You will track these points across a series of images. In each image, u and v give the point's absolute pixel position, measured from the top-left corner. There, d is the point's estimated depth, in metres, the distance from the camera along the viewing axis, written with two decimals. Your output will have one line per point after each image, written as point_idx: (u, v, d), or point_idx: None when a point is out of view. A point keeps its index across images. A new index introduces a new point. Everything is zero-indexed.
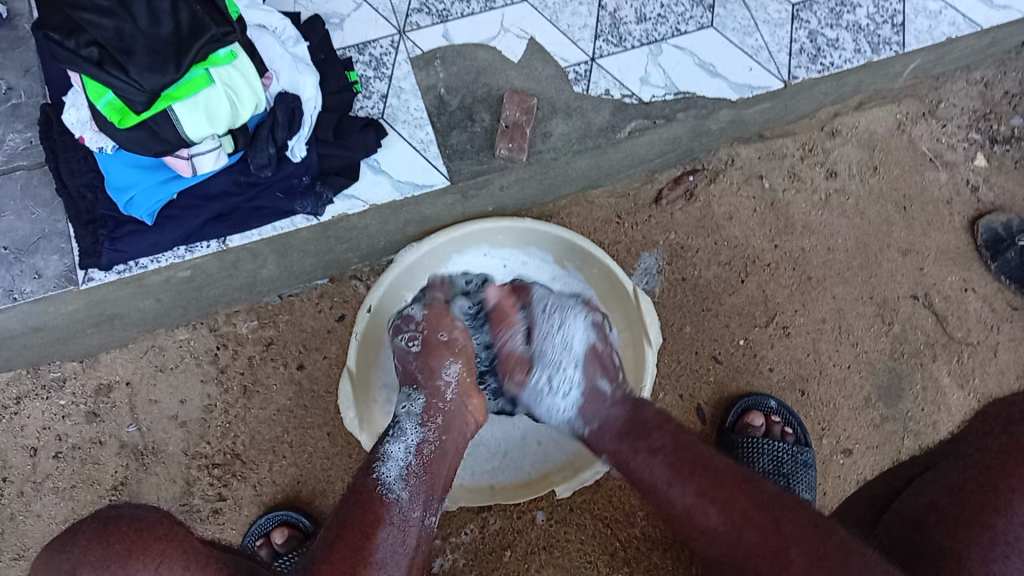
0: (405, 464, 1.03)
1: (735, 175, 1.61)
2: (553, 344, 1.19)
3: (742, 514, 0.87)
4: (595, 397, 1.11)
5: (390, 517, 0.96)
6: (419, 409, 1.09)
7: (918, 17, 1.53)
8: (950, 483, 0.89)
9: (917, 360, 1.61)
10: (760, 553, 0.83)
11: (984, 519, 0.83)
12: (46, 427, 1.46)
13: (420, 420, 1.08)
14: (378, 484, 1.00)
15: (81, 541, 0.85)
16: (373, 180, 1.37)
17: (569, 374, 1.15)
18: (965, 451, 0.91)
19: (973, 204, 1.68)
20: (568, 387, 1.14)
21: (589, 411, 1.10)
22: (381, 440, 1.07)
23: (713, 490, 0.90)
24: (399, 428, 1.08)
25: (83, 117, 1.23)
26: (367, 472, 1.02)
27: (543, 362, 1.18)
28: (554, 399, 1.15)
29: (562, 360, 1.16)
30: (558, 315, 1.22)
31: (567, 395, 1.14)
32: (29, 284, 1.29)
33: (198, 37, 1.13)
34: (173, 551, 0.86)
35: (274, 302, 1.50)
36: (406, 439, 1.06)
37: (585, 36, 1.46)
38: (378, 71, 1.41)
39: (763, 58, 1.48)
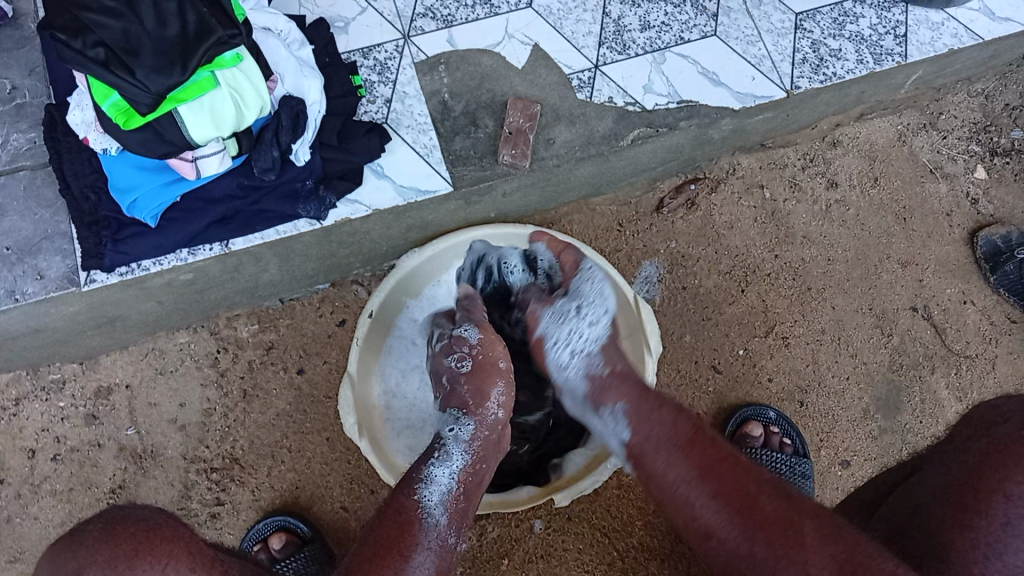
0: (446, 490, 1.02)
1: (736, 184, 1.61)
2: (594, 286, 1.16)
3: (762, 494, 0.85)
4: (615, 348, 1.10)
5: (427, 541, 0.95)
6: (468, 437, 1.09)
7: (921, 28, 1.55)
8: (935, 485, 0.88)
9: (916, 372, 1.61)
10: (775, 524, 0.82)
11: (967, 520, 0.82)
12: (45, 429, 1.46)
13: (468, 450, 1.08)
14: (420, 507, 0.99)
15: (87, 539, 0.85)
16: (376, 185, 1.37)
17: (599, 316, 1.13)
18: (950, 454, 0.91)
19: (973, 216, 1.68)
20: (595, 327, 1.11)
21: (611, 358, 1.08)
22: (425, 460, 1.05)
23: (731, 472, 0.88)
24: (445, 451, 1.07)
25: (88, 117, 1.24)
26: (409, 492, 1.00)
27: (577, 296, 1.15)
28: (575, 334, 1.11)
29: (597, 304, 1.14)
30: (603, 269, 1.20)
31: (590, 335, 1.11)
32: (32, 285, 1.28)
33: (204, 40, 1.14)
34: (180, 553, 0.87)
35: (275, 306, 1.50)
36: (453, 465, 1.05)
37: (589, 44, 1.46)
38: (382, 75, 1.41)
39: (766, 67, 1.48)
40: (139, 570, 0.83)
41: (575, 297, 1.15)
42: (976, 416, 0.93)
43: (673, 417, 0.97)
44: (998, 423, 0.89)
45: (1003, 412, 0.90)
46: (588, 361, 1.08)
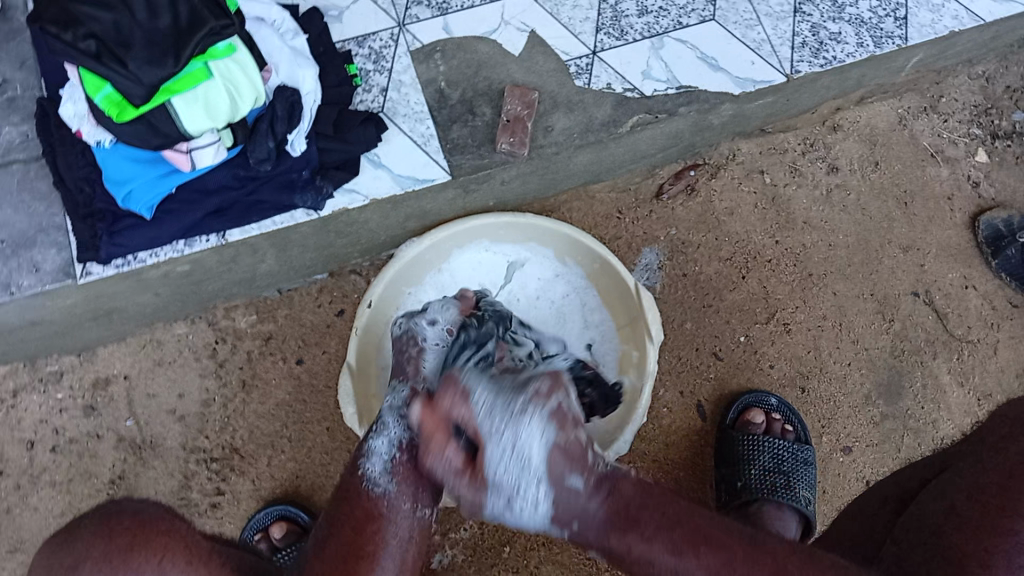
0: (389, 457, 1.00)
1: (736, 170, 1.61)
2: (505, 464, 0.92)
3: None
4: (569, 496, 0.90)
5: (383, 513, 0.95)
6: (402, 401, 1.07)
7: (921, 10, 1.53)
8: (971, 487, 0.89)
9: (917, 358, 1.61)
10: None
11: (1004, 525, 0.82)
12: (43, 421, 1.45)
13: (402, 409, 1.05)
14: (364, 481, 0.98)
15: (84, 535, 0.84)
16: (374, 175, 1.35)
17: (532, 490, 0.91)
18: (984, 456, 0.91)
19: (974, 200, 1.67)
20: (535, 502, 0.91)
21: (569, 518, 0.90)
22: (366, 435, 1.04)
23: (731, 566, 0.82)
24: (381, 422, 1.04)
25: (81, 110, 1.22)
26: (353, 470, 1.00)
27: (495, 490, 0.93)
28: (524, 515, 0.93)
29: (520, 480, 0.91)
30: (502, 428, 0.93)
31: (539, 512, 0.92)
32: (27, 278, 1.27)
33: (197, 31, 1.12)
34: (175, 547, 0.85)
35: (274, 296, 1.50)
36: (390, 432, 1.03)
37: (586, 30, 1.45)
38: (378, 64, 1.40)
39: (766, 52, 1.47)
40: (134, 565, 0.83)
41: (496, 490, 0.93)
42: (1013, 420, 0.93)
43: (658, 531, 0.85)
44: None
45: None
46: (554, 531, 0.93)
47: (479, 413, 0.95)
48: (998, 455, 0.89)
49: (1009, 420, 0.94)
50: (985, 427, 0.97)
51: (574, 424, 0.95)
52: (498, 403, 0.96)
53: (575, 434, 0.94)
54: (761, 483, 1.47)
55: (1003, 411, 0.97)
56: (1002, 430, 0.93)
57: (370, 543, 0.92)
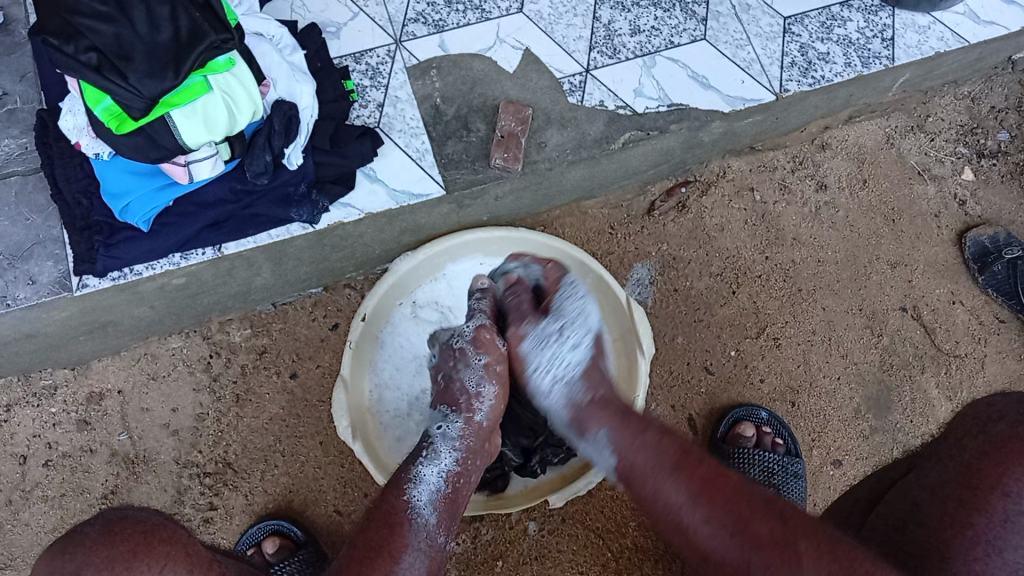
0: (436, 489, 1.05)
1: (726, 187, 1.63)
2: (574, 300, 1.10)
3: (749, 505, 0.87)
4: (598, 372, 1.05)
5: (415, 543, 0.98)
6: (456, 434, 1.10)
7: (907, 32, 1.56)
8: (934, 482, 0.91)
9: (906, 372, 1.63)
10: (774, 544, 0.83)
11: (965, 519, 0.84)
12: (36, 435, 1.45)
13: (457, 446, 1.09)
14: (409, 508, 1.02)
15: (87, 541, 0.84)
16: (369, 189, 1.37)
17: (579, 338, 1.07)
18: (945, 452, 0.93)
19: (961, 217, 1.70)
20: (575, 356, 1.06)
21: (591, 384, 1.03)
22: (414, 460, 1.08)
23: (720, 484, 0.89)
24: (433, 450, 1.08)
25: (80, 123, 1.24)
26: (398, 493, 1.03)
27: (554, 315, 1.09)
28: (556, 358, 1.06)
29: (580, 320, 1.08)
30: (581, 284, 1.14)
31: (575, 358, 1.06)
32: (23, 291, 1.27)
33: (198, 44, 1.14)
34: (177, 555, 0.86)
35: (268, 310, 1.50)
36: (441, 463, 1.07)
37: (580, 48, 1.47)
38: (374, 80, 1.41)
39: (755, 71, 1.49)
40: (137, 571, 0.83)
41: (557, 316, 1.09)
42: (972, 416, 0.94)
43: (663, 437, 0.96)
44: (993, 420, 0.91)
45: (999, 408, 0.92)
46: (569, 391, 1.04)
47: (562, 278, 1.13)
48: (958, 452, 0.91)
49: (976, 412, 0.94)
50: (954, 420, 0.98)
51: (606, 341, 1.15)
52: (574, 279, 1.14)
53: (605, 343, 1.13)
54: None
55: (967, 409, 0.97)
56: (965, 425, 0.94)
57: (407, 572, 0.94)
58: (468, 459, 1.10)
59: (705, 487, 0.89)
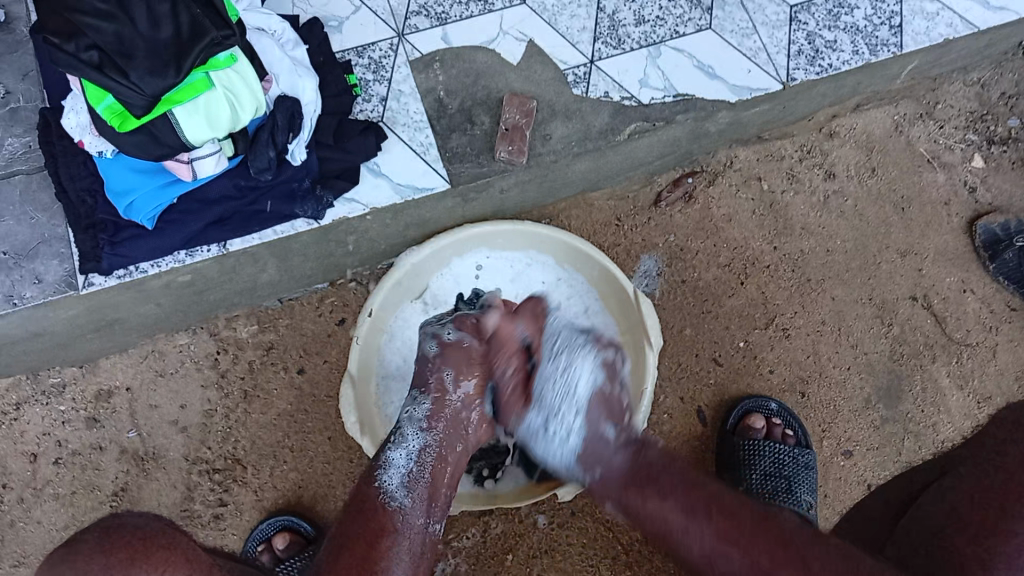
0: (406, 471, 1.04)
1: (734, 177, 1.61)
2: (554, 384, 1.08)
3: (769, 558, 0.87)
4: (592, 451, 1.05)
5: (394, 527, 0.99)
6: (423, 414, 1.08)
7: (917, 18, 1.53)
8: (971, 487, 0.90)
9: (917, 362, 1.61)
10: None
11: (1006, 527, 0.84)
12: (46, 433, 1.46)
13: (423, 425, 1.08)
14: (381, 494, 1.02)
15: (84, 550, 0.82)
16: (374, 184, 1.37)
17: (569, 422, 1.06)
18: (983, 456, 0.93)
19: (971, 205, 1.68)
20: (566, 440, 1.06)
21: (589, 464, 1.05)
22: (383, 446, 1.08)
23: (736, 534, 0.90)
24: (401, 434, 1.08)
25: (83, 121, 1.23)
26: (369, 481, 1.04)
27: (540, 406, 1.09)
28: (552, 446, 1.08)
29: (561, 403, 1.07)
30: (563, 354, 1.10)
31: (568, 446, 1.06)
32: (30, 289, 1.28)
33: (199, 40, 1.13)
34: (176, 560, 0.85)
35: (274, 306, 1.50)
36: (409, 445, 1.07)
37: (584, 39, 1.46)
38: (377, 74, 1.41)
39: (762, 60, 1.48)
40: None
41: (540, 408, 1.09)
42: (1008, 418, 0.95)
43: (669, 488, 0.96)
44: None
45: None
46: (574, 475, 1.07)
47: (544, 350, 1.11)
48: (995, 458, 0.91)
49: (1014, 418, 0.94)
50: (989, 424, 0.97)
51: (618, 384, 1.10)
52: (560, 342, 1.11)
53: (613, 395, 1.09)
54: (761, 488, 1.50)
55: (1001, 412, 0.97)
56: (1003, 428, 0.94)
57: (383, 559, 0.94)
58: (441, 435, 1.08)
59: (721, 541, 0.90)
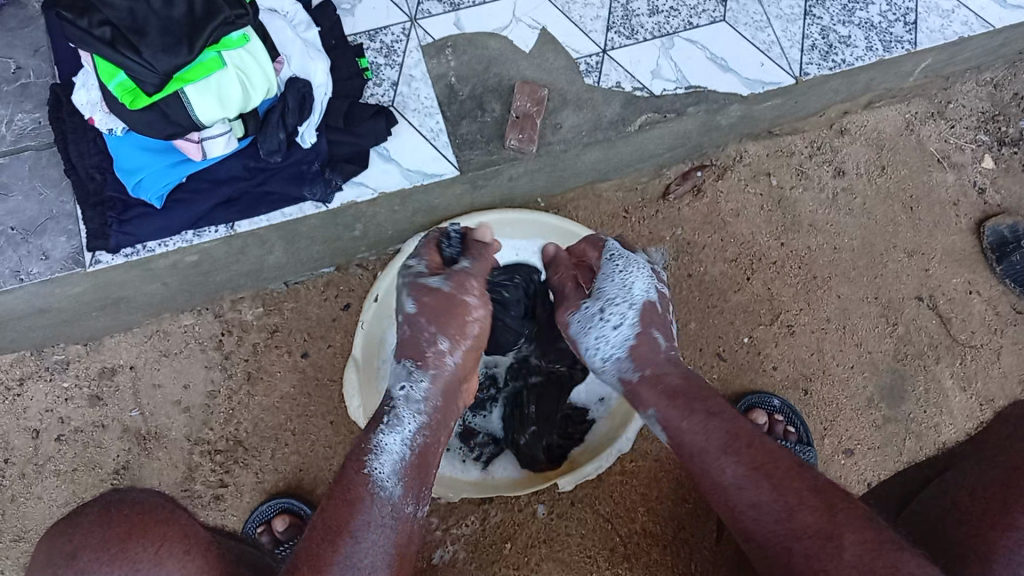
0: (399, 460, 0.97)
1: (743, 172, 1.61)
2: (613, 281, 1.11)
3: (796, 499, 0.85)
4: (644, 347, 1.06)
5: (382, 522, 0.91)
6: (422, 396, 1.02)
7: (931, 15, 1.52)
8: (973, 482, 0.90)
9: (921, 362, 1.61)
10: (814, 536, 0.81)
11: (1005, 523, 0.84)
12: (49, 410, 1.46)
13: (421, 408, 1.01)
14: (370, 482, 0.94)
15: (83, 523, 0.83)
16: (383, 169, 1.36)
17: (624, 313, 1.07)
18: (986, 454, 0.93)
19: (980, 206, 1.67)
20: (620, 327, 1.07)
21: (642, 360, 1.05)
22: (375, 427, 1.00)
23: (772, 470, 0.88)
24: (395, 415, 1.00)
25: (94, 98, 1.23)
26: (358, 466, 0.95)
27: (598, 297, 1.10)
28: (603, 336, 1.08)
29: (619, 296, 1.09)
30: (621, 261, 1.13)
31: (618, 336, 1.07)
32: (37, 266, 1.28)
33: (212, 19, 1.13)
34: (175, 535, 0.84)
35: (280, 289, 1.50)
36: (404, 430, 0.99)
37: (597, 28, 1.45)
38: (389, 58, 1.40)
39: (775, 54, 1.47)
40: (132, 551, 0.81)
41: (596, 298, 1.10)
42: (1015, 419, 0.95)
43: (711, 419, 0.94)
44: None
45: None
46: (620, 367, 1.06)
47: (606, 256, 1.14)
48: (999, 454, 0.91)
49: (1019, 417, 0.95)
50: (994, 423, 0.98)
51: (669, 305, 1.14)
52: (620, 253, 1.14)
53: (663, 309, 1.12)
54: None
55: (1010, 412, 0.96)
56: (1008, 426, 0.95)
57: (368, 559, 0.87)
58: (435, 420, 1.02)
59: (753, 473, 0.88)
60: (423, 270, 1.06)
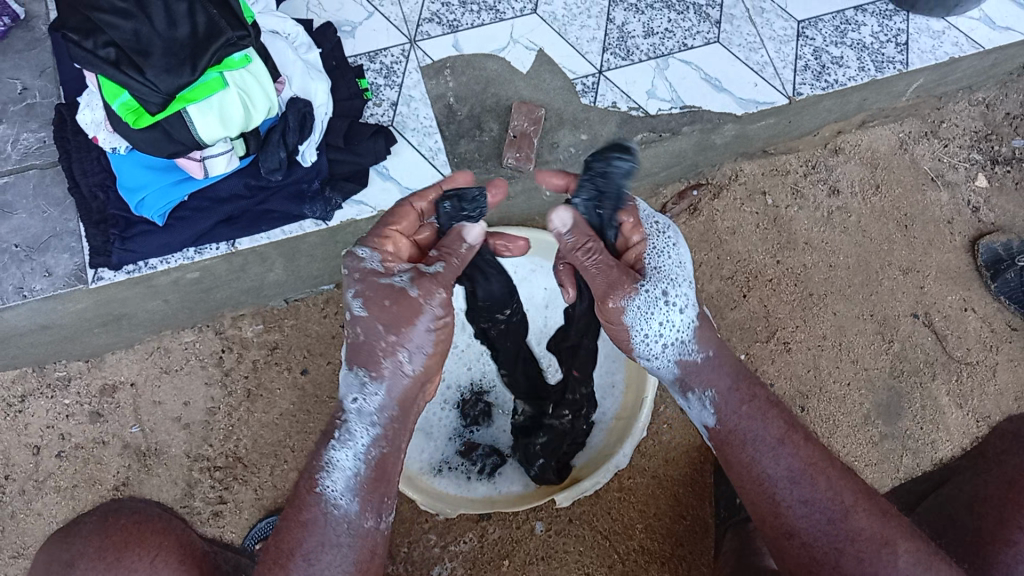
0: (353, 475, 0.91)
1: (738, 191, 1.63)
2: (665, 259, 1.01)
3: (852, 499, 0.84)
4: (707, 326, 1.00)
5: (334, 541, 0.87)
6: (375, 410, 0.92)
7: (922, 36, 1.55)
8: (968, 498, 0.91)
9: (917, 379, 1.62)
10: (869, 540, 0.81)
11: (1004, 537, 0.84)
12: (50, 426, 1.47)
13: (373, 422, 0.92)
14: (321, 501, 0.89)
15: (82, 532, 0.84)
16: (382, 187, 1.39)
17: (685, 291, 0.99)
18: (986, 469, 0.93)
19: (974, 224, 1.69)
20: (686, 308, 0.98)
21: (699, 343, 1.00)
22: (328, 442, 0.93)
23: (827, 468, 0.87)
24: (347, 429, 0.92)
25: (98, 118, 1.27)
26: (310, 485, 0.90)
27: (657, 276, 0.99)
28: (670, 318, 0.96)
29: (677, 276, 1.01)
30: (668, 232, 1.04)
31: (685, 317, 0.97)
32: (39, 282, 1.29)
33: (214, 40, 1.16)
34: (169, 546, 0.85)
35: (280, 306, 1.52)
36: (356, 445, 0.92)
37: (593, 50, 1.48)
38: (389, 79, 1.43)
39: (769, 74, 1.49)
40: (127, 562, 0.82)
41: (656, 275, 0.99)
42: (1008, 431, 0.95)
43: (767, 410, 0.93)
44: None
45: None
46: (682, 349, 0.97)
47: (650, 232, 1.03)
48: (994, 467, 0.91)
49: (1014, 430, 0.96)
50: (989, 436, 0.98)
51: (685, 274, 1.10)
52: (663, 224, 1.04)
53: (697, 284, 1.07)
54: None
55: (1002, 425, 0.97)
56: (1000, 439, 0.95)
57: None
58: (393, 432, 0.93)
59: (810, 467, 0.87)
60: (378, 266, 0.93)
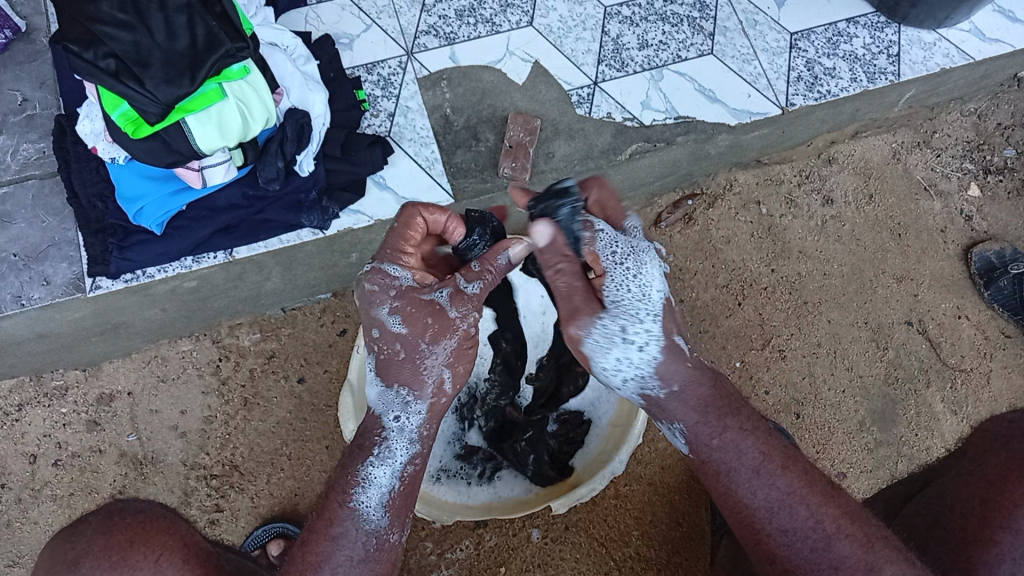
0: (387, 491, 0.92)
1: (733, 200, 1.64)
2: (627, 290, 0.99)
3: (835, 525, 0.83)
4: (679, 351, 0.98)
5: (365, 555, 0.88)
6: (416, 429, 0.95)
7: (914, 48, 1.57)
8: (952, 500, 0.92)
9: (911, 387, 1.63)
10: (855, 569, 0.80)
11: (987, 538, 0.85)
12: (47, 435, 1.47)
13: (413, 440, 0.95)
14: (356, 514, 0.89)
15: (88, 531, 0.85)
16: (379, 197, 1.40)
17: (649, 326, 0.98)
18: (966, 468, 0.95)
19: (967, 233, 1.70)
20: (648, 343, 0.97)
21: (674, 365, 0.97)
22: (364, 457, 0.94)
23: (809, 494, 0.86)
24: (386, 446, 0.94)
25: (97, 128, 1.28)
26: (344, 498, 0.91)
27: (616, 310, 0.97)
28: (627, 355, 0.97)
29: (640, 309, 0.98)
30: (631, 257, 1.01)
31: (647, 354, 0.97)
32: (38, 291, 1.30)
33: (213, 52, 1.17)
34: (173, 546, 0.85)
35: (277, 314, 1.52)
36: (393, 462, 0.94)
37: (589, 61, 1.49)
38: (386, 90, 1.44)
39: (762, 85, 1.51)
40: (132, 560, 0.83)
41: (615, 310, 0.98)
42: (993, 433, 0.97)
43: (746, 436, 0.90)
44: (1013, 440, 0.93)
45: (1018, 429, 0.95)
46: (644, 381, 0.97)
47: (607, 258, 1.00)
48: (979, 469, 0.93)
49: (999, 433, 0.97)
50: (974, 439, 1.00)
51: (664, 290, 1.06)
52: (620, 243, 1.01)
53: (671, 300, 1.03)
54: None
55: (987, 427, 0.98)
56: (986, 441, 0.96)
57: None
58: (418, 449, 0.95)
59: (793, 494, 0.85)
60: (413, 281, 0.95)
